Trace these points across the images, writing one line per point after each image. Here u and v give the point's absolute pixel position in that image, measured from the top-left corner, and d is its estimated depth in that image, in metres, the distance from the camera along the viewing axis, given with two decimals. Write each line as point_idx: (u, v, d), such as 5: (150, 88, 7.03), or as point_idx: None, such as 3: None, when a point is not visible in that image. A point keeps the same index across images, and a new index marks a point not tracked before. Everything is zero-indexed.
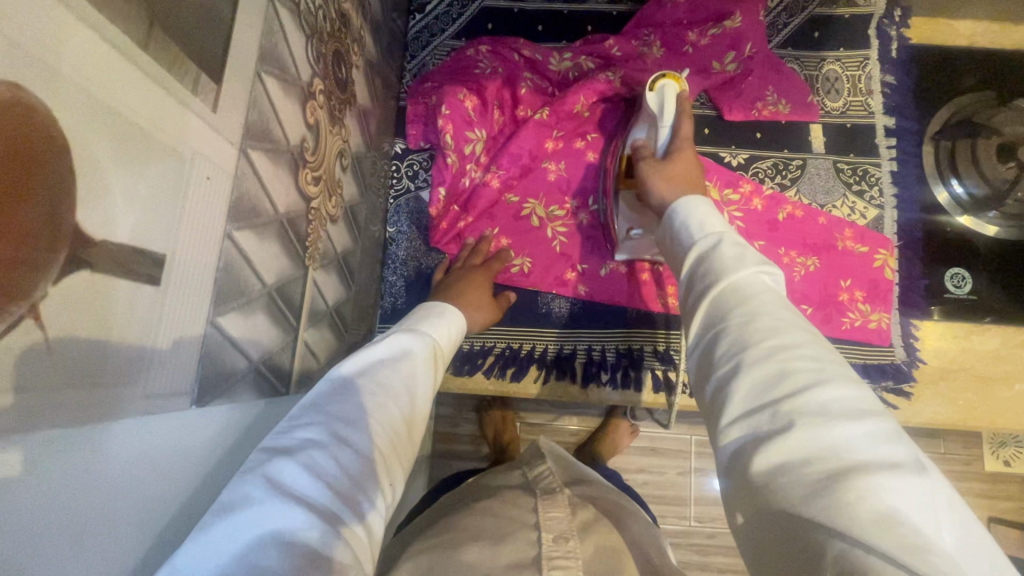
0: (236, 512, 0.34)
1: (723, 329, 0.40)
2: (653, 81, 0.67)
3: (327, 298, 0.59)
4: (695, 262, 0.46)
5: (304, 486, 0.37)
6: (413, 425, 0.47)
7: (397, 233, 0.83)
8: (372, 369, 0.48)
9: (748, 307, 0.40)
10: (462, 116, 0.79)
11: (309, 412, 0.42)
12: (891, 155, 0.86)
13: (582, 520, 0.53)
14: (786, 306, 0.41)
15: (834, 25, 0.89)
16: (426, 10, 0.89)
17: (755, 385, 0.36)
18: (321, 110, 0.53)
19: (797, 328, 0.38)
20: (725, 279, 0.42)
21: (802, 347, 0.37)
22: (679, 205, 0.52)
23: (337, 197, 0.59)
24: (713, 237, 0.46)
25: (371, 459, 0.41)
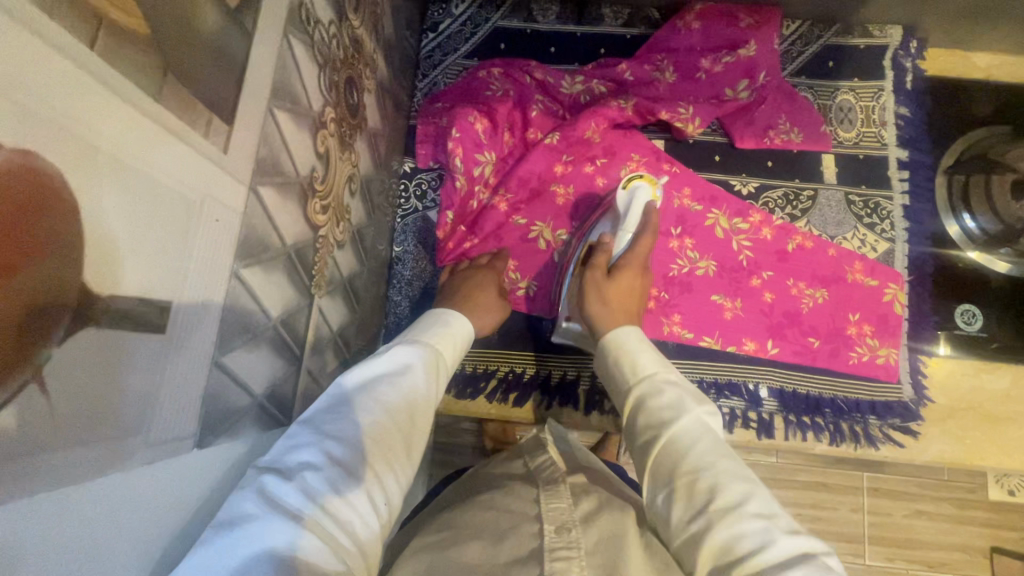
0: (234, 529, 0.34)
1: (671, 489, 0.43)
2: (627, 180, 0.75)
3: (332, 323, 0.59)
4: (635, 408, 0.51)
5: (299, 505, 0.36)
6: (413, 441, 0.46)
7: (403, 252, 0.83)
8: (371, 384, 0.47)
9: (689, 462, 0.44)
10: (473, 139, 0.79)
11: (305, 430, 0.42)
12: (904, 188, 0.85)
13: (585, 511, 0.51)
14: (721, 452, 0.44)
15: (849, 55, 0.88)
16: (440, 28, 0.89)
17: (714, 554, 0.39)
18: (331, 138, 0.53)
19: (738, 479, 0.42)
20: (666, 430, 0.46)
21: (744, 501, 0.41)
22: (612, 334, 0.58)
23: (345, 222, 0.59)
24: (646, 382, 0.52)
25: (366, 477, 0.40)
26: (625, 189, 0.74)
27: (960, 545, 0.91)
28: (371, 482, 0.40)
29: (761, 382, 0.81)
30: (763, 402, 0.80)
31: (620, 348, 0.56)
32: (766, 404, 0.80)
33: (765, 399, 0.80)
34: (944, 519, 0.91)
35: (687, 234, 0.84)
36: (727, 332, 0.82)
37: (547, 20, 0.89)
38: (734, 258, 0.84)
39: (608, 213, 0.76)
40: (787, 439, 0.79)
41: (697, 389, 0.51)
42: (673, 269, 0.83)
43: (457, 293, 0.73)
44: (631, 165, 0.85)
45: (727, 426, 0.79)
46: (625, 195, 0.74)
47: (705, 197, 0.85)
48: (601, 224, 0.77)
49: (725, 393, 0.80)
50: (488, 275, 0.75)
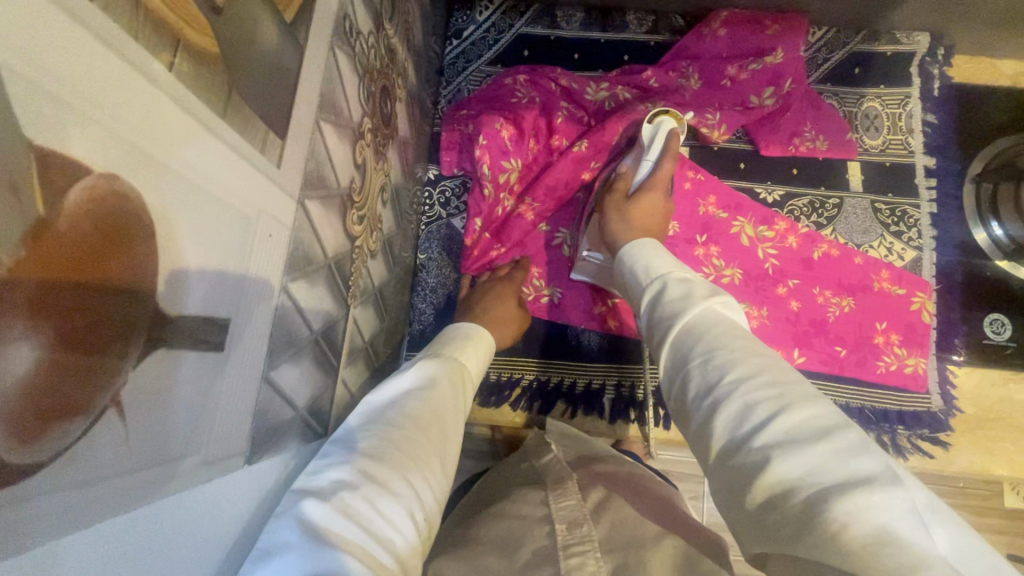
0: (273, 558, 0.33)
1: (687, 372, 0.42)
2: (651, 115, 0.73)
3: (364, 333, 0.59)
4: (648, 308, 0.50)
5: (338, 527, 0.35)
6: (445, 456, 0.46)
7: (427, 259, 0.83)
8: (399, 401, 0.47)
9: (699, 344, 0.43)
10: (499, 146, 0.78)
11: (338, 450, 0.41)
12: (931, 196, 0.85)
13: (595, 503, 0.54)
14: (736, 334, 0.43)
15: (875, 62, 0.88)
16: (464, 35, 0.89)
17: (727, 423, 0.37)
18: (368, 148, 0.53)
19: (749, 355, 0.40)
20: (680, 318, 0.45)
21: (754, 373, 0.38)
22: (629, 247, 0.59)
23: (377, 232, 0.59)
24: (659, 282, 0.51)
25: (404, 492, 0.39)
26: (650, 123, 0.73)
27: None
28: (409, 497, 0.39)
29: None
30: None
31: (635, 257, 0.56)
32: None
33: None
34: None
35: (712, 241, 0.84)
36: None
37: (571, 26, 0.89)
38: (759, 266, 0.84)
39: (632, 149, 0.76)
40: None
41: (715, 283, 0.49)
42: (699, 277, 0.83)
43: (482, 303, 0.73)
44: None
45: None
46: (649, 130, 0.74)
47: (730, 205, 0.85)
48: (623, 160, 0.77)
49: None
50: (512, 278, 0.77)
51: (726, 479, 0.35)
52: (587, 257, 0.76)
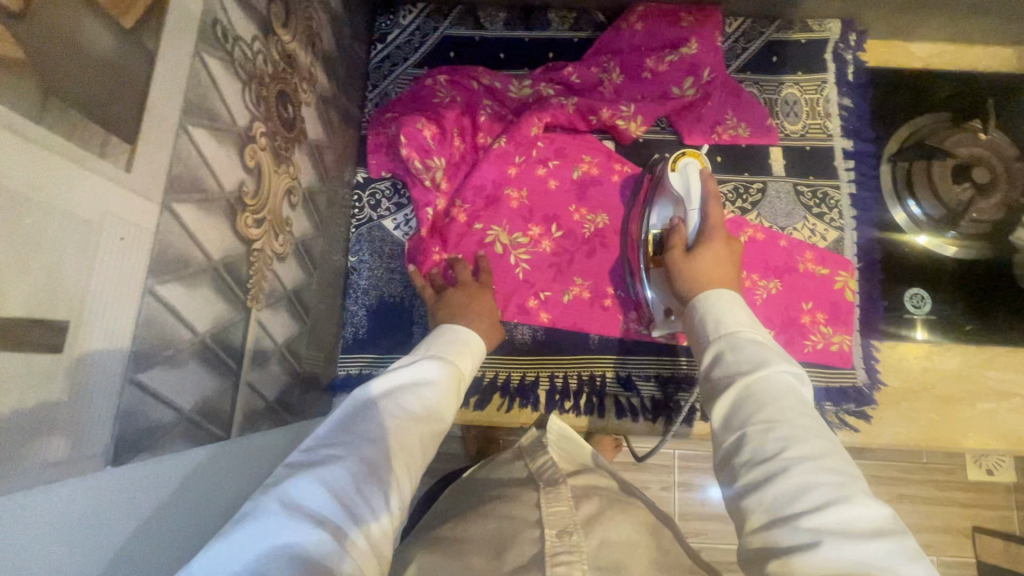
0: (250, 526, 0.39)
1: (742, 437, 0.45)
2: (674, 160, 0.73)
3: (276, 336, 0.60)
4: (716, 360, 0.52)
5: (319, 504, 0.41)
6: (424, 449, 0.52)
7: (358, 262, 0.83)
8: (392, 395, 0.54)
9: (766, 413, 0.45)
10: (420, 145, 0.79)
11: (333, 433, 0.48)
12: (850, 177, 0.87)
13: (586, 513, 0.55)
14: (803, 409, 0.45)
15: (790, 50, 0.90)
16: (389, 39, 0.89)
17: (778, 497, 0.40)
18: (264, 152, 0.53)
19: (817, 437, 0.42)
20: (747, 377, 0.48)
21: (818, 458, 0.41)
22: (705, 295, 0.58)
23: (284, 234, 0.60)
24: (726, 337, 0.53)
25: (381, 477, 0.46)
26: (675, 171, 0.72)
27: (944, 526, 0.95)
28: (385, 483, 0.46)
29: None
30: None
31: (711, 307, 0.56)
32: None
33: None
34: (917, 499, 0.95)
35: None
36: None
37: (494, 27, 0.90)
38: None
39: (666, 194, 0.75)
40: None
41: (783, 350, 0.51)
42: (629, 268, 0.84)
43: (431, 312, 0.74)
44: (583, 165, 0.87)
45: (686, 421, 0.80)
46: (677, 177, 0.72)
47: None
48: (662, 206, 0.76)
49: (682, 386, 0.81)
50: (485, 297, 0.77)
51: (764, 543, 0.39)
52: (665, 314, 0.75)
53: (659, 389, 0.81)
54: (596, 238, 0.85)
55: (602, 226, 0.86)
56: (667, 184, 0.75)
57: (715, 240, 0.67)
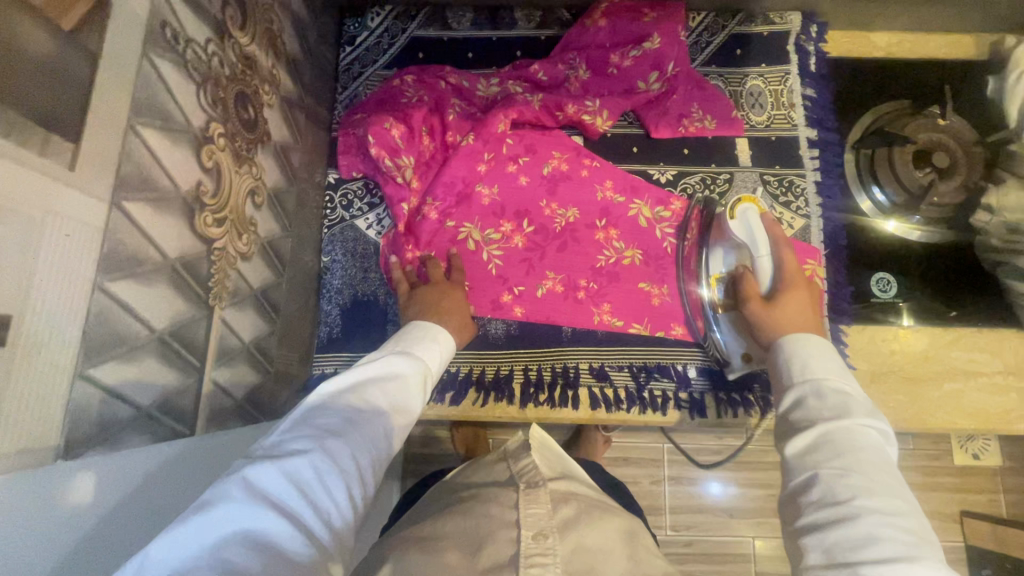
0: (209, 512, 0.39)
1: (814, 477, 0.48)
2: (732, 209, 0.77)
3: (243, 335, 0.60)
4: (798, 402, 0.56)
5: (279, 492, 0.42)
6: (390, 442, 0.53)
7: (331, 261, 0.84)
8: (360, 388, 0.54)
9: (843, 459, 0.48)
10: (388, 144, 0.79)
11: (297, 426, 0.48)
12: (815, 165, 0.88)
13: (563, 517, 0.55)
14: (884, 464, 0.48)
15: (753, 42, 0.92)
16: (357, 41, 0.90)
17: (842, 540, 0.43)
18: (223, 153, 0.54)
19: (894, 495, 0.46)
20: (830, 422, 0.51)
21: (890, 513, 0.44)
22: (790, 337, 0.63)
23: (249, 234, 0.61)
24: (810, 383, 0.56)
25: (346, 468, 0.46)
26: (735, 219, 0.76)
27: None
28: (349, 474, 0.46)
29: (688, 361, 0.81)
30: (691, 381, 0.81)
31: (794, 349, 0.60)
32: (695, 384, 0.81)
33: (694, 379, 0.81)
34: None
35: (612, 225, 0.86)
36: (656, 318, 0.83)
37: (462, 27, 0.91)
38: (658, 246, 0.85)
39: (725, 239, 0.79)
40: (720, 417, 0.80)
41: (868, 403, 0.54)
42: (600, 260, 0.85)
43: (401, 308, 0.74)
44: (553, 161, 0.88)
45: (658, 409, 0.81)
46: (737, 224, 0.76)
47: (627, 188, 0.87)
48: (722, 251, 0.79)
49: (655, 376, 0.81)
50: (457, 295, 0.77)
51: None
52: (744, 356, 0.77)
53: (632, 379, 0.81)
54: (567, 232, 0.86)
55: (573, 220, 0.86)
56: (727, 230, 0.79)
57: (792, 287, 0.71)
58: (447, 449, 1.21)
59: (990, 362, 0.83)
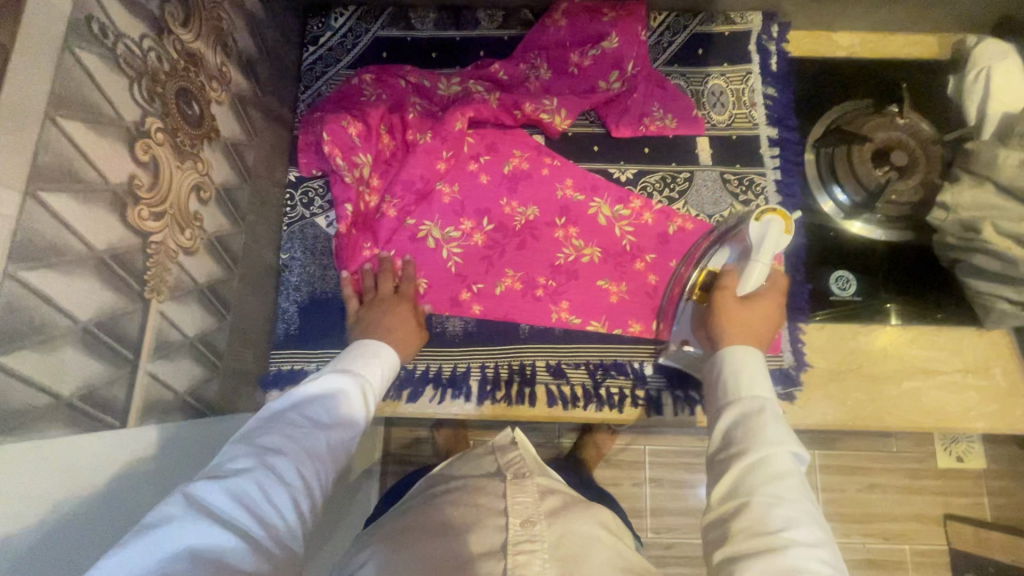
0: (152, 532, 0.42)
1: (748, 504, 0.53)
2: (759, 213, 0.70)
3: (185, 329, 0.60)
4: (738, 422, 0.59)
5: (222, 508, 0.45)
6: (335, 454, 0.56)
7: (290, 259, 0.84)
8: (303, 406, 0.57)
9: (773, 487, 0.53)
10: (345, 142, 0.80)
11: (240, 446, 0.52)
12: (775, 164, 0.88)
13: (550, 506, 0.60)
14: (802, 486, 0.54)
15: (715, 42, 0.92)
16: (320, 41, 0.91)
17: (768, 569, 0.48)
18: (161, 147, 0.55)
19: (810, 518, 0.52)
20: (764, 449, 0.55)
21: (807, 537, 0.50)
22: (730, 350, 0.65)
23: (194, 229, 0.61)
24: (749, 403, 0.59)
25: (289, 481, 0.50)
26: (758, 223, 0.70)
27: None
28: (293, 486, 0.50)
29: (645, 360, 0.82)
30: (648, 379, 0.81)
31: (735, 365, 0.63)
32: (652, 381, 0.81)
33: (651, 376, 0.81)
34: None
35: (571, 223, 0.87)
36: (614, 315, 0.83)
37: (425, 27, 0.92)
38: (617, 244, 0.86)
39: (738, 241, 0.74)
40: (676, 414, 0.81)
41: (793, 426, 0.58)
42: (559, 258, 0.85)
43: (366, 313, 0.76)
44: (513, 160, 0.88)
45: (615, 407, 0.81)
46: (757, 229, 0.70)
47: (587, 186, 0.88)
48: (725, 251, 0.76)
49: (612, 373, 0.82)
50: (401, 309, 0.77)
51: None
52: (681, 344, 0.78)
53: (588, 377, 0.82)
54: (526, 231, 0.86)
55: (533, 218, 0.86)
56: (745, 232, 0.73)
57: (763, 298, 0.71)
58: (420, 449, 1.21)
59: (949, 360, 0.84)
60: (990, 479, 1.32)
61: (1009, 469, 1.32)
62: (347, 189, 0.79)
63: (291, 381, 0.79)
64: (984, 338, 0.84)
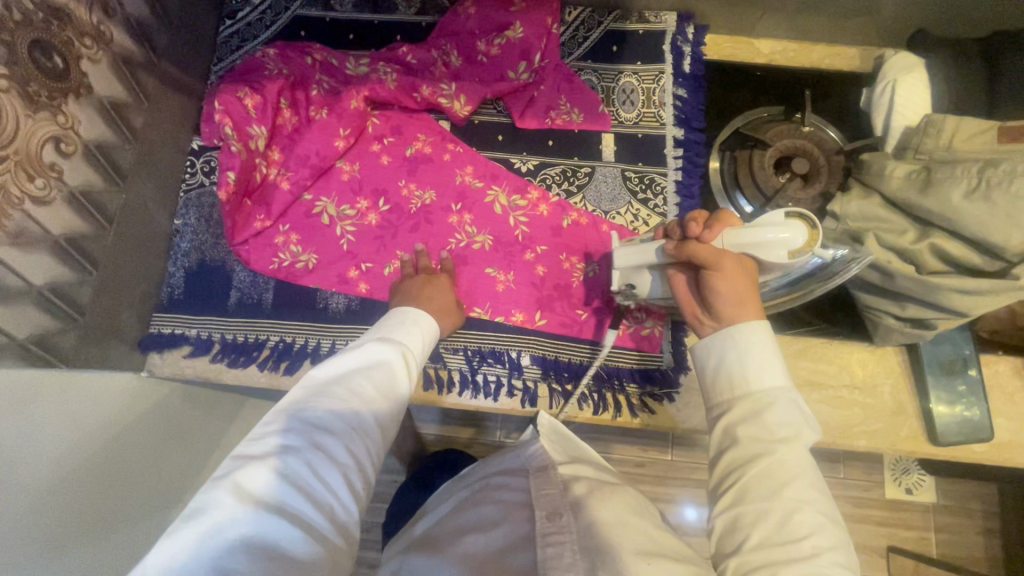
0: (202, 516, 0.44)
1: (768, 507, 0.49)
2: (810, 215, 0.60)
3: (29, 277, 0.61)
4: (747, 417, 0.54)
5: (275, 492, 0.46)
6: (381, 430, 0.56)
7: (183, 225, 0.84)
8: (346, 378, 0.56)
9: (782, 495, 0.49)
10: (239, 112, 0.81)
11: (285, 420, 0.51)
12: (677, 165, 0.88)
13: (576, 496, 0.58)
14: (810, 485, 0.50)
15: (630, 41, 0.92)
16: (239, 16, 0.92)
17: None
18: (6, 94, 0.56)
19: (822, 523, 0.48)
20: (770, 451, 0.51)
21: (824, 547, 0.47)
22: (735, 327, 0.57)
23: (48, 179, 0.62)
24: (761, 396, 0.54)
25: (341, 465, 0.50)
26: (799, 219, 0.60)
27: None
28: (345, 468, 0.50)
29: (523, 349, 0.81)
30: (523, 368, 0.80)
31: (732, 347, 0.57)
32: (528, 372, 0.81)
33: (527, 367, 0.81)
34: None
35: (467, 210, 0.86)
36: (497, 303, 0.83)
37: (343, 8, 0.93)
38: (510, 232, 0.85)
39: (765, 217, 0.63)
40: (551, 407, 0.79)
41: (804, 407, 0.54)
42: (451, 243, 0.85)
43: (405, 291, 0.76)
44: (417, 144, 0.89)
45: (489, 395, 0.80)
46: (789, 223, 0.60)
47: (486, 174, 0.88)
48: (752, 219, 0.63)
49: (488, 361, 0.81)
50: (438, 283, 0.78)
51: None
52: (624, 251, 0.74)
53: (466, 363, 0.81)
54: (421, 214, 0.86)
55: (429, 202, 0.86)
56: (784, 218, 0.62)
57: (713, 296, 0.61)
58: None
59: (837, 376, 0.82)
60: (939, 514, 1.28)
61: (956, 505, 1.29)
62: (233, 158, 0.80)
63: (170, 345, 0.80)
64: (877, 356, 0.82)
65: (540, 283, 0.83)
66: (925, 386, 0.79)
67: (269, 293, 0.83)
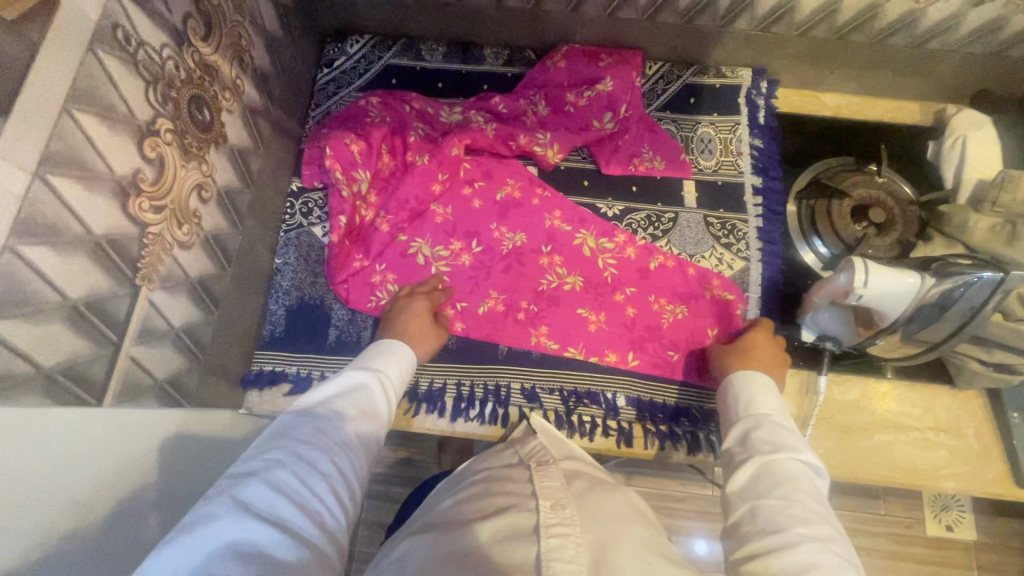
0: (196, 531, 0.43)
1: (768, 496, 0.55)
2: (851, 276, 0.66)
3: (171, 319, 0.63)
4: (740, 438, 0.64)
5: (265, 501, 0.46)
6: (363, 445, 0.57)
7: (283, 264, 0.86)
8: (326, 402, 0.59)
9: (776, 489, 0.56)
10: (346, 157, 0.85)
11: (270, 441, 0.53)
12: (757, 212, 0.91)
13: (577, 489, 0.57)
14: (814, 495, 0.56)
15: (706, 93, 0.97)
16: (335, 64, 0.97)
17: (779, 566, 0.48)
18: (169, 147, 0.59)
19: (824, 521, 0.53)
20: (766, 454, 0.59)
21: (826, 536, 0.51)
22: (736, 374, 0.73)
23: (191, 225, 0.64)
24: (753, 419, 0.65)
25: (329, 474, 0.51)
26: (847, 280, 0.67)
27: None
28: (333, 477, 0.51)
29: (618, 390, 0.83)
30: (620, 410, 0.82)
31: (740, 388, 0.70)
32: (623, 413, 0.82)
33: (623, 408, 0.82)
34: None
35: (557, 252, 0.89)
36: (591, 343, 0.85)
37: (434, 58, 0.98)
38: (599, 274, 0.88)
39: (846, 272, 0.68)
40: (646, 448, 0.80)
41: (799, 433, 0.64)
42: (543, 284, 0.88)
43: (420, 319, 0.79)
44: (507, 188, 0.92)
45: (586, 435, 0.81)
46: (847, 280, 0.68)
47: (575, 218, 0.91)
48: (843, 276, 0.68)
49: (584, 402, 0.82)
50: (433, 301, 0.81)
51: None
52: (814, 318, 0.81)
53: (561, 403, 0.82)
54: (513, 255, 0.89)
55: (520, 244, 0.89)
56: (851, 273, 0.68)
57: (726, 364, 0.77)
58: (391, 468, 1.21)
59: (920, 418, 0.84)
60: (983, 553, 1.28)
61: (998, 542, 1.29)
62: (342, 203, 0.84)
63: (271, 382, 0.81)
64: (958, 398, 0.85)
65: (631, 324, 0.86)
66: (1009, 429, 0.81)
67: (367, 332, 0.84)
